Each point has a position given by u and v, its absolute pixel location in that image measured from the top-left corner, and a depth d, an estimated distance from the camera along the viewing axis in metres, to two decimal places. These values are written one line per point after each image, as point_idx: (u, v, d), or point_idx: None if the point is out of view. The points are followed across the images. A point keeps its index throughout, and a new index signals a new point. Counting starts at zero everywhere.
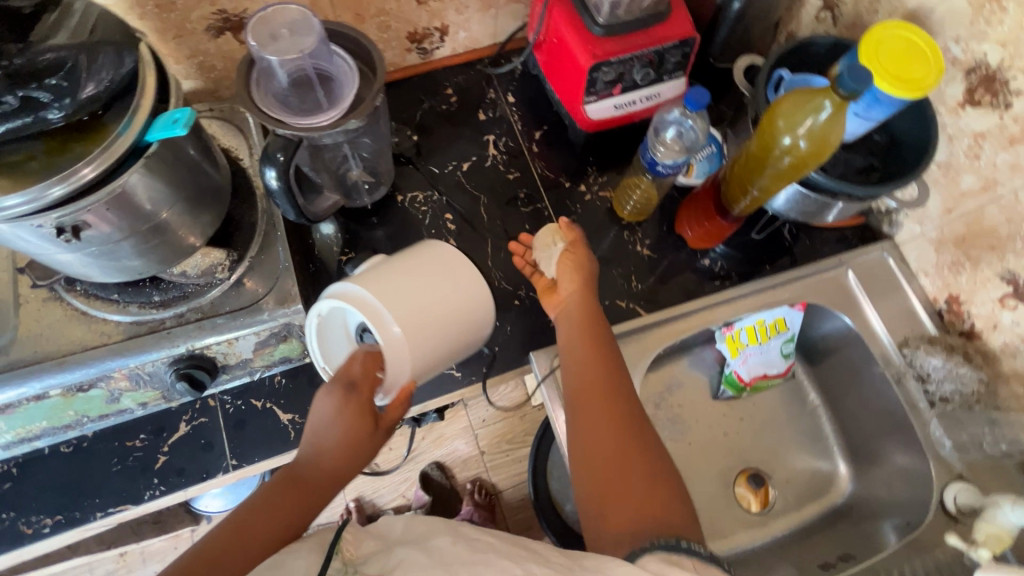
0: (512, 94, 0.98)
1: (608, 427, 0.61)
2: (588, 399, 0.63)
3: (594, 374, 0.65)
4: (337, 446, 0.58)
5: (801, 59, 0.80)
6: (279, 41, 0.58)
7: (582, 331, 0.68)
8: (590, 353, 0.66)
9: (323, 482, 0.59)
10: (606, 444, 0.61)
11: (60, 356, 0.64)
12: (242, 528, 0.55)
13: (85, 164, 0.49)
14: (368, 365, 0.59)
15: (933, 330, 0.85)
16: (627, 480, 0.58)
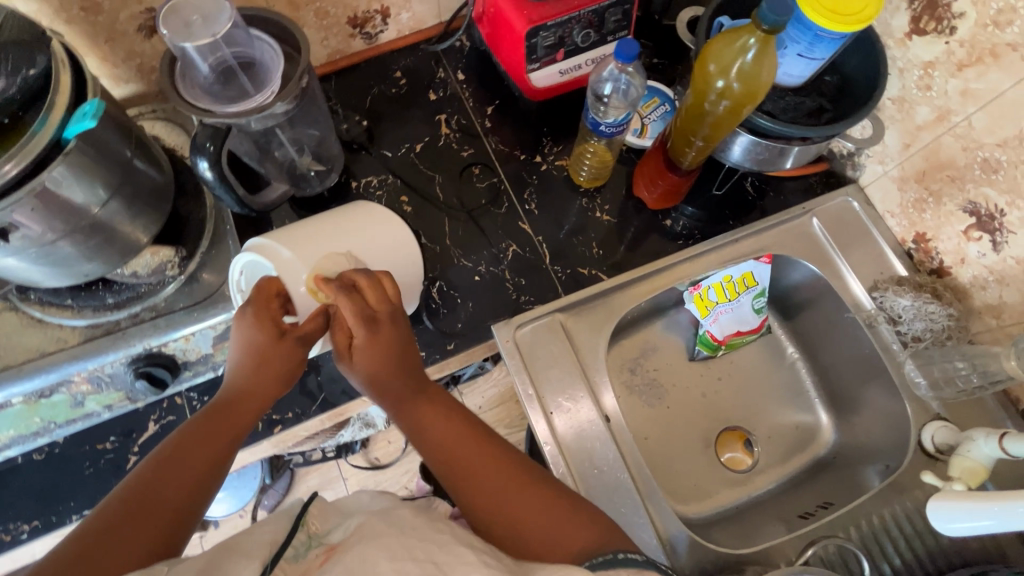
0: (461, 71, 0.97)
1: (501, 497, 0.57)
2: (470, 483, 0.58)
3: (458, 455, 0.60)
4: (254, 368, 0.58)
5: (743, 5, 0.78)
6: (192, 28, 0.58)
7: (426, 415, 0.62)
8: (446, 431, 0.61)
9: (245, 404, 0.58)
10: (511, 514, 0.56)
11: (18, 364, 0.65)
12: (167, 457, 0.53)
13: (6, 161, 0.49)
14: (268, 287, 0.60)
15: (904, 272, 0.84)
16: (542, 528, 0.55)
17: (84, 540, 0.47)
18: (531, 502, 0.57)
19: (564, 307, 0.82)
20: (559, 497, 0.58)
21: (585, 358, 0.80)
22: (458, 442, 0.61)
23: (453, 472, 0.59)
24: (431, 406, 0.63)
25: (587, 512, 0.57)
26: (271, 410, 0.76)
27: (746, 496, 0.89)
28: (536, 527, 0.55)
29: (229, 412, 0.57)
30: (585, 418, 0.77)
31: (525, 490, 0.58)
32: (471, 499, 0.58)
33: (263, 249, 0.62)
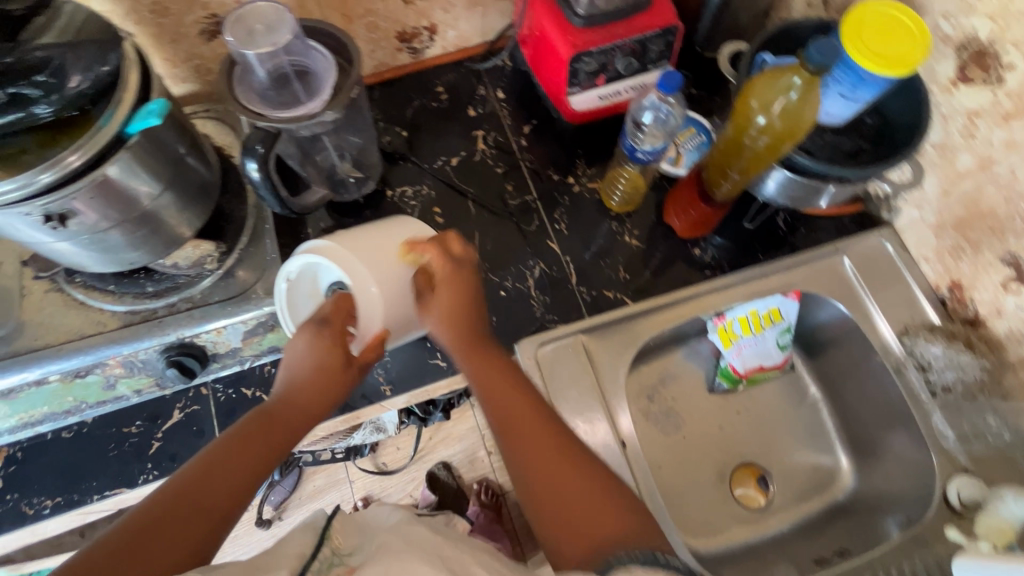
0: (501, 90, 0.99)
1: (551, 466, 0.59)
2: (526, 445, 0.60)
3: (519, 413, 0.61)
4: (303, 381, 0.60)
5: (785, 43, 0.79)
6: (254, 37, 0.61)
7: (489, 369, 0.64)
8: (507, 394, 0.63)
9: (296, 415, 0.60)
10: (559, 482, 0.58)
11: (59, 344, 0.68)
12: (213, 460, 0.53)
13: (71, 152, 0.51)
14: (339, 307, 0.63)
15: (936, 319, 0.82)
16: (581, 514, 0.56)
17: (120, 536, 0.47)
18: (576, 475, 0.59)
19: (588, 327, 0.82)
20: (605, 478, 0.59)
21: (605, 381, 0.80)
22: (518, 403, 0.62)
23: (510, 432, 0.61)
24: (494, 365, 0.64)
25: (629, 502, 0.58)
26: None
27: (759, 535, 0.87)
28: (580, 503, 0.57)
29: (278, 421, 0.59)
30: (602, 440, 0.77)
31: (574, 458, 0.60)
32: (525, 460, 0.60)
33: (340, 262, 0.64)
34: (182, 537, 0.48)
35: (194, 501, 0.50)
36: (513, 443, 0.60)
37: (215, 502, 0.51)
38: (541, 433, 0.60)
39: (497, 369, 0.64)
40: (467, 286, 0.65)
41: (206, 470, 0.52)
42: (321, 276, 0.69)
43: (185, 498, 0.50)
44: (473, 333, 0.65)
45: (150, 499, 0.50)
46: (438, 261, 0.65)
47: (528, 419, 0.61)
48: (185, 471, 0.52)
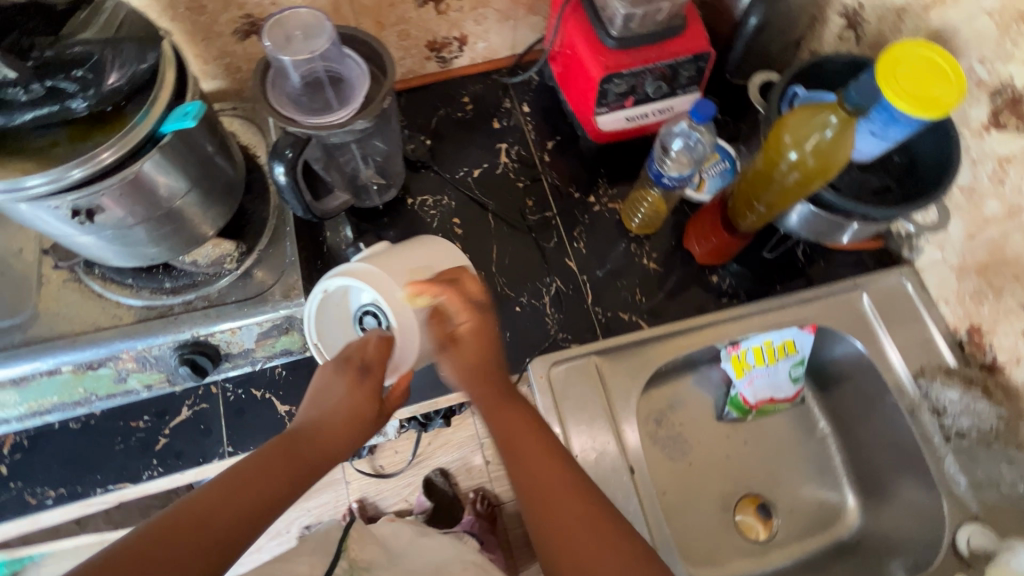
0: (527, 104, 0.99)
1: (571, 523, 0.54)
2: (543, 500, 0.56)
3: (537, 465, 0.58)
4: (329, 413, 0.58)
5: (817, 77, 0.79)
6: (293, 42, 0.61)
7: (508, 414, 0.61)
8: (525, 442, 0.59)
9: (320, 450, 0.56)
10: (579, 540, 0.54)
11: (73, 335, 0.68)
12: (229, 485, 0.49)
13: (105, 149, 0.51)
14: (377, 347, 0.61)
15: (953, 362, 0.82)
16: None
17: (120, 557, 0.42)
18: (599, 532, 0.54)
19: (601, 349, 0.81)
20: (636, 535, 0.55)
21: (616, 404, 0.80)
22: (536, 453, 0.59)
23: (526, 485, 0.58)
24: (511, 411, 0.61)
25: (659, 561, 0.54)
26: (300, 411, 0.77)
27: (761, 569, 0.86)
28: (602, 566, 0.52)
29: (301, 453, 0.55)
30: (611, 464, 0.76)
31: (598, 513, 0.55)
32: (541, 516, 0.56)
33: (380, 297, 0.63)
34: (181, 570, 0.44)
35: (200, 531, 0.46)
36: (534, 499, 0.56)
37: (223, 534, 0.47)
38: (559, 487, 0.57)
39: (519, 417, 0.61)
40: (484, 329, 0.62)
41: (230, 487, 0.49)
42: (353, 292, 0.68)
43: (194, 525, 0.46)
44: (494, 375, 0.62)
45: (157, 519, 0.46)
46: (453, 299, 0.61)
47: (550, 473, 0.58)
48: (198, 495, 0.48)
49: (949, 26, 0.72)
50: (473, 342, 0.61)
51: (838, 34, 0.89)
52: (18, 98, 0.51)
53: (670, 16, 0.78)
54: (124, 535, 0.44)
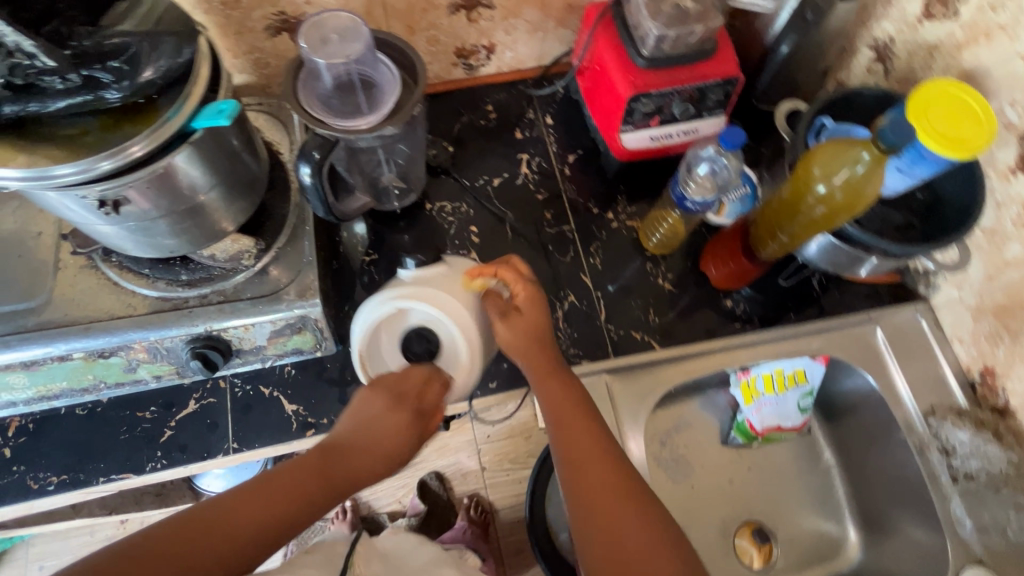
0: (550, 116, 0.99)
1: (605, 493, 0.57)
2: (582, 470, 0.59)
3: (579, 435, 0.61)
4: (369, 435, 0.58)
5: (845, 109, 0.79)
6: (328, 45, 0.61)
7: (558, 386, 0.64)
8: (569, 413, 0.62)
9: (354, 468, 0.57)
10: (612, 511, 0.56)
11: (87, 322, 0.67)
12: (266, 484, 0.52)
13: (134, 143, 0.51)
14: (432, 390, 0.60)
15: (964, 403, 0.81)
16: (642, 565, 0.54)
17: (166, 535, 0.47)
18: (630, 509, 0.57)
19: (612, 368, 0.81)
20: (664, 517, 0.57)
21: (624, 423, 0.79)
22: (578, 424, 0.62)
23: (569, 454, 0.60)
24: (560, 384, 0.64)
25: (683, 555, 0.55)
26: (307, 411, 0.77)
27: None
28: (631, 537, 0.55)
29: (335, 468, 0.56)
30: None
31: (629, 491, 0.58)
32: (579, 484, 0.58)
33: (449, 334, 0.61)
34: (214, 558, 0.47)
35: (235, 523, 0.49)
36: (578, 474, 0.59)
37: (253, 532, 0.50)
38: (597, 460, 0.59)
39: (569, 394, 0.64)
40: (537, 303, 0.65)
41: (259, 486, 0.52)
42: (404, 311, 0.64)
43: (229, 517, 0.49)
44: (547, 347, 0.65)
45: (202, 505, 0.50)
46: (514, 280, 0.65)
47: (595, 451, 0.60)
48: (239, 489, 0.52)
49: (981, 67, 0.72)
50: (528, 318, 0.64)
51: (867, 66, 0.89)
52: (56, 86, 0.51)
53: (702, 39, 0.78)
54: (174, 514, 0.49)
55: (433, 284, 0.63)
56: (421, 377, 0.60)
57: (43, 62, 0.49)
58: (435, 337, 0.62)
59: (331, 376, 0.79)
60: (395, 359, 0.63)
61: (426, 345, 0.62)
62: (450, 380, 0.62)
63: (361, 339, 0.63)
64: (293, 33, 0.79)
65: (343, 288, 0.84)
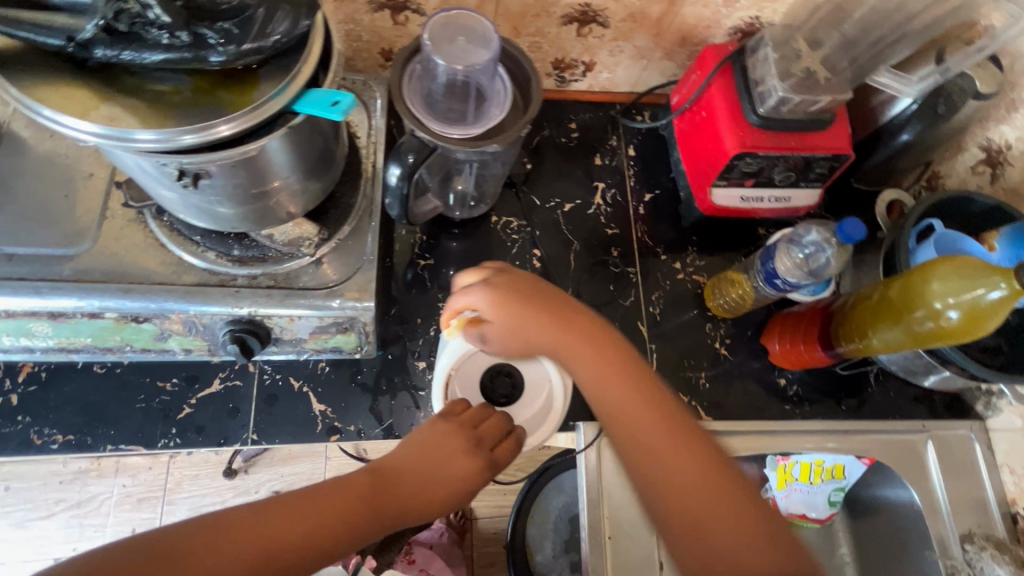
0: (633, 147, 0.94)
1: (680, 475, 0.49)
2: (653, 455, 0.50)
3: (640, 418, 0.52)
4: (432, 469, 0.52)
5: (952, 212, 0.75)
6: (453, 46, 0.57)
7: (606, 366, 0.55)
8: (592, 357, 0.55)
9: (408, 501, 0.50)
10: (665, 467, 0.50)
11: (126, 283, 0.62)
12: (309, 501, 0.45)
13: (224, 121, 0.47)
14: (506, 447, 0.56)
15: (1003, 534, 0.78)
16: (704, 518, 0.48)
17: (194, 537, 0.40)
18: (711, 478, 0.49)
19: None
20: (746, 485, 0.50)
21: None
22: (607, 370, 0.54)
23: (626, 425, 0.52)
24: (605, 360, 0.55)
25: (774, 534, 0.48)
26: (335, 414, 0.72)
27: None
28: (719, 524, 0.47)
29: (388, 495, 0.49)
30: (629, 516, 0.71)
31: (709, 469, 0.50)
32: (646, 473, 0.51)
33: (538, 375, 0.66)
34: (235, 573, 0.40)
35: (271, 539, 0.42)
36: (619, 416, 0.53)
37: (285, 551, 0.42)
38: (665, 438, 0.51)
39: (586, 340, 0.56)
40: (520, 308, 0.57)
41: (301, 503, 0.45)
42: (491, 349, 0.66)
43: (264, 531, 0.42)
44: (575, 330, 0.57)
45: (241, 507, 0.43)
46: (484, 284, 0.58)
47: (629, 384, 0.53)
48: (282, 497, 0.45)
49: None
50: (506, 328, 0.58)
51: (972, 166, 0.83)
52: (160, 41, 0.45)
53: (823, 108, 0.73)
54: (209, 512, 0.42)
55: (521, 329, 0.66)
56: (497, 425, 0.57)
57: (154, 14, 0.43)
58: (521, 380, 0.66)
59: (364, 382, 0.74)
60: (474, 388, 0.65)
61: (511, 385, 0.65)
62: (520, 437, 0.58)
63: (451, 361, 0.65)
64: (396, 12, 0.73)
65: (392, 289, 0.80)
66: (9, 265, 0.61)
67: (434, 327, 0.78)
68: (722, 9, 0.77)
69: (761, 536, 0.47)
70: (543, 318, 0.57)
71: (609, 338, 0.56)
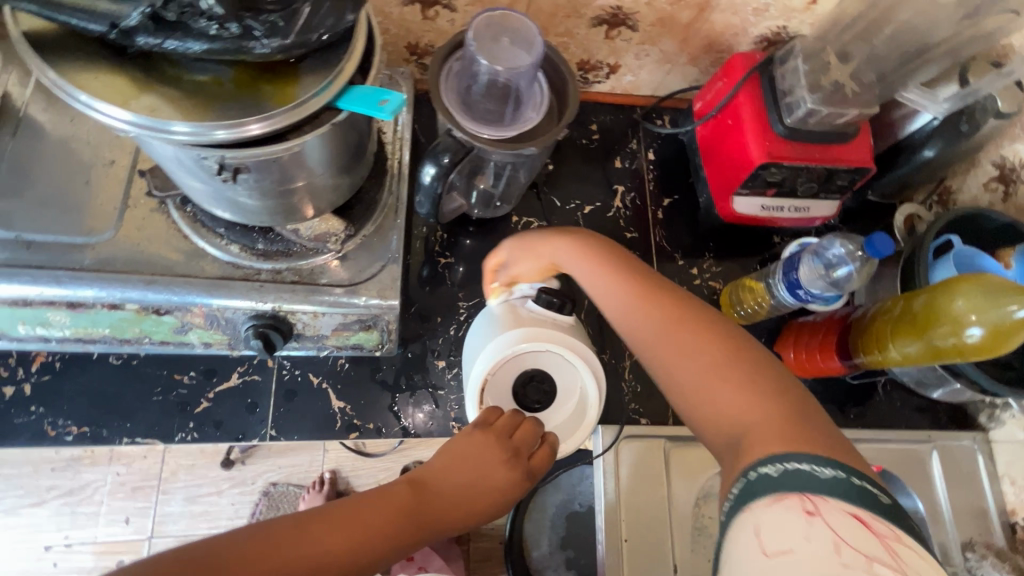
0: (653, 151, 0.94)
1: (675, 350, 0.47)
2: (647, 343, 0.50)
3: (632, 308, 0.51)
4: (473, 478, 0.52)
5: (968, 228, 0.76)
6: (496, 47, 0.57)
7: (607, 268, 0.55)
8: (596, 263, 0.55)
9: (448, 512, 0.50)
10: (668, 350, 0.48)
11: (149, 274, 0.61)
12: (355, 510, 0.45)
13: (259, 119, 0.46)
14: (542, 455, 0.58)
15: (1002, 543, 0.81)
16: (706, 388, 0.45)
17: (239, 550, 0.40)
18: (711, 347, 0.46)
19: (672, 436, 0.77)
20: (759, 353, 0.46)
21: (671, 494, 0.74)
22: (610, 273, 0.54)
23: (630, 319, 0.52)
24: (606, 263, 0.55)
25: (788, 396, 0.43)
26: (354, 412, 0.72)
27: None
28: (726, 393, 0.44)
29: (428, 506, 0.49)
30: (646, 519, 0.72)
31: (710, 341, 0.47)
32: (654, 360, 0.49)
33: (574, 385, 0.66)
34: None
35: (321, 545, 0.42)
36: (624, 311, 0.52)
37: (335, 559, 0.42)
38: (659, 321, 0.49)
39: (586, 250, 0.56)
40: (533, 238, 0.60)
41: (347, 513, 0.45)
42: (524, 356, 0.64)
43: (313, 538, 0.42)
44: (571, 239, 0.58)
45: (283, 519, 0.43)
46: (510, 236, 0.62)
47: (634, 281, 0.53)
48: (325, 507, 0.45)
49: None
50: (534, 266, 0.61)
51: (985, 183, 0.84)
52: (206, 31, 0.44)
53: (849, 122, 0.74)
54: (252, 525, 0.42)
55: (555, 333, 0.64)
56: (531, 433, 0.58)
57: (208, 5, 0.43)
58: (554, 386, 0.65)
59: (383, 380, 0.74)
60: (506, 394, 0.65)
61: (544, 392, 0.65)
62: (553, 444, 0.59)
63: (485, 369, 0.63)
64: (427, 7, 0.73)
65: (412, 285, 0.79)
66: (28, 253, 0.59)
67: (455, 326, 0.78)
68: (750, 18, 0.78)
69: (764, 398, 0.42)
70: (551, 241, 0.58)
71: (600, 241, 0.57)
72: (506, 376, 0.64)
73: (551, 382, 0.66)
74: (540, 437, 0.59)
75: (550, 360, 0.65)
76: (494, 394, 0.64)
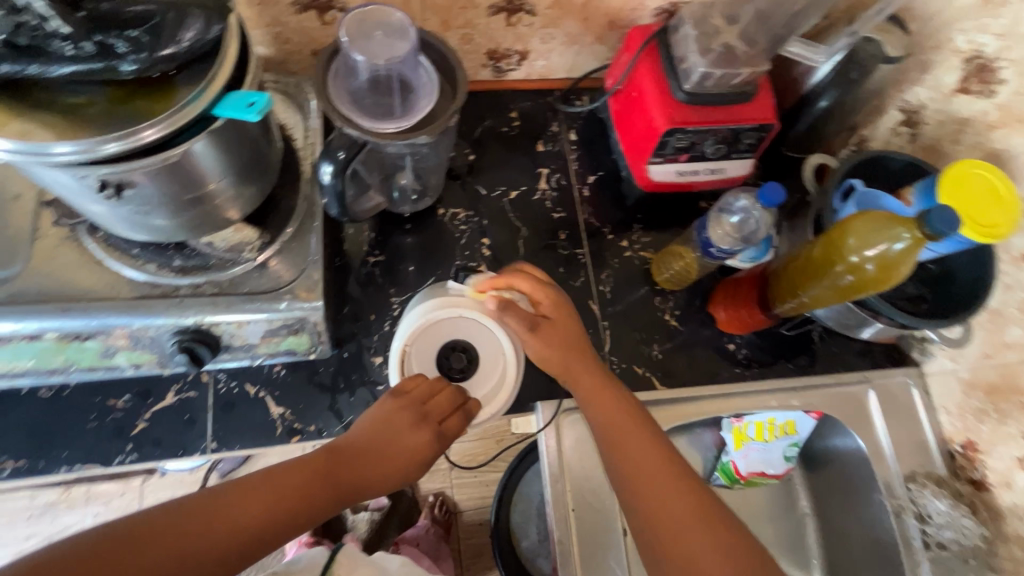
0: (574, 131, 0.96)
1: (666, 504, 0.56)
2: (639, 494, 0.57)
3: (634, 453, 0.59)
4: (383, 444, 0.56)
5: (873, 170, 0.79)
6: (370, 41, 0.59)
7: (614, 407, 0.62)
8: (605, 402, 0.62)
9: (361, 478, 0.55)
10: (661, 501, 0.56)
11: (64, 302, 0.61)
12: (265, 484, 0.50)
13: (149, 126, 0.47)
14: (455, 419, 0.60)
15: (942, 471, 0.83)
16: (689, 547, 0.54)
17: (162, 522, 0.45)
18: (697, 514, 0.55)
19: None
20: (734, 524, 0.56)
21: None
22: (619, 414, 0.61)
23: (628, 461, 0.58)
24: (615, 401, 0.62)
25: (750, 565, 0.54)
26: (294, 416, 0.73)
27: None
28: (702, 553, 0.54)
29: (340, 473, 0.54)
30: (593, 488, 0.74)
31: (692, 505, 0.56)
32: (643, 508, 0.56)
33: (495, 350, 0.69)
34: (209, 551, 0.46)
35: (230, 517, 0.47)
36: (626, 459, 0.59)
37: (244, 529, 0.47)
38: (658, 477, 0.57)
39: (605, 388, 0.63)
40: (551, 335, 0.64)
41: (255, 487, 0.49)
42: (443, 326, 0.68)
43: (222, 513, 0.47)
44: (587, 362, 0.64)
45: (201, 493, 0.48)
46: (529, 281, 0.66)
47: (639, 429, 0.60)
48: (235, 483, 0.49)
49: (1009, 151, 0.71)
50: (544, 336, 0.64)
51: (893, 127, 0.87)
52: (64, 53, 0.45)
53: (746, 81, 0.76)
54: (171, 500, 0.47)
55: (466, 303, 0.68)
56: (448, 401, 0.60)
57: (54, 26, 0.42)
58: (476, 355, 0.68)
59: (323, 382, 0.75)
60: (430, 366, 0.68)
61: (467, 362, 0.68)
62: (470, 409, 0.61)
63: (405, 339, 0.67)
64: (321, 12, 0.74)
65: (343, 287, 0.80)
66: None
67: (389, 322, 0.79)
68: None
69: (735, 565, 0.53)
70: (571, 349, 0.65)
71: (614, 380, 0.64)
72: (428, 348, 0.68)
73: (474, 351, 0.69)
74: (456, 403, 0.61)
75: (473, 330, 0.69)
76: (419, 366, 0.68)
